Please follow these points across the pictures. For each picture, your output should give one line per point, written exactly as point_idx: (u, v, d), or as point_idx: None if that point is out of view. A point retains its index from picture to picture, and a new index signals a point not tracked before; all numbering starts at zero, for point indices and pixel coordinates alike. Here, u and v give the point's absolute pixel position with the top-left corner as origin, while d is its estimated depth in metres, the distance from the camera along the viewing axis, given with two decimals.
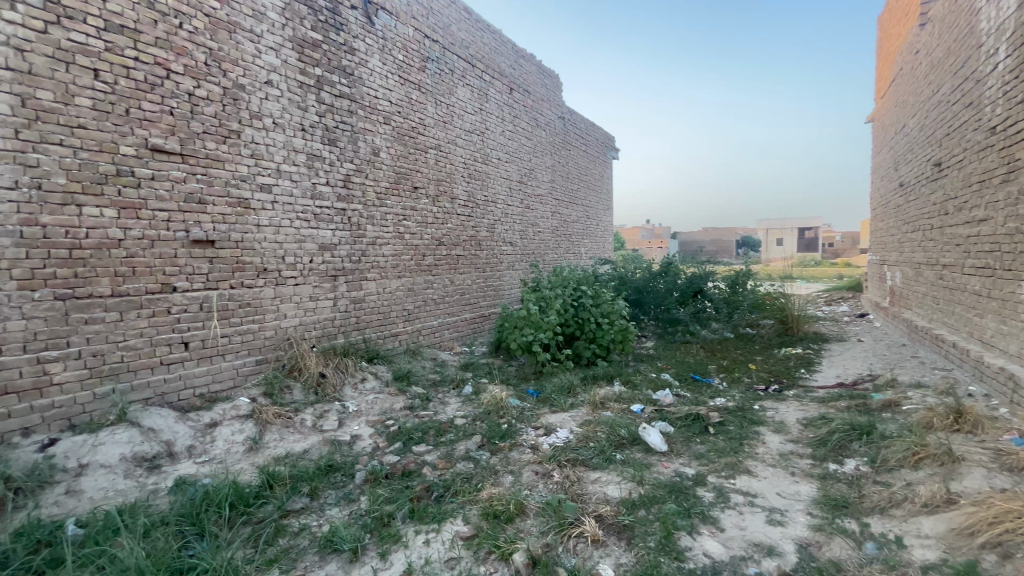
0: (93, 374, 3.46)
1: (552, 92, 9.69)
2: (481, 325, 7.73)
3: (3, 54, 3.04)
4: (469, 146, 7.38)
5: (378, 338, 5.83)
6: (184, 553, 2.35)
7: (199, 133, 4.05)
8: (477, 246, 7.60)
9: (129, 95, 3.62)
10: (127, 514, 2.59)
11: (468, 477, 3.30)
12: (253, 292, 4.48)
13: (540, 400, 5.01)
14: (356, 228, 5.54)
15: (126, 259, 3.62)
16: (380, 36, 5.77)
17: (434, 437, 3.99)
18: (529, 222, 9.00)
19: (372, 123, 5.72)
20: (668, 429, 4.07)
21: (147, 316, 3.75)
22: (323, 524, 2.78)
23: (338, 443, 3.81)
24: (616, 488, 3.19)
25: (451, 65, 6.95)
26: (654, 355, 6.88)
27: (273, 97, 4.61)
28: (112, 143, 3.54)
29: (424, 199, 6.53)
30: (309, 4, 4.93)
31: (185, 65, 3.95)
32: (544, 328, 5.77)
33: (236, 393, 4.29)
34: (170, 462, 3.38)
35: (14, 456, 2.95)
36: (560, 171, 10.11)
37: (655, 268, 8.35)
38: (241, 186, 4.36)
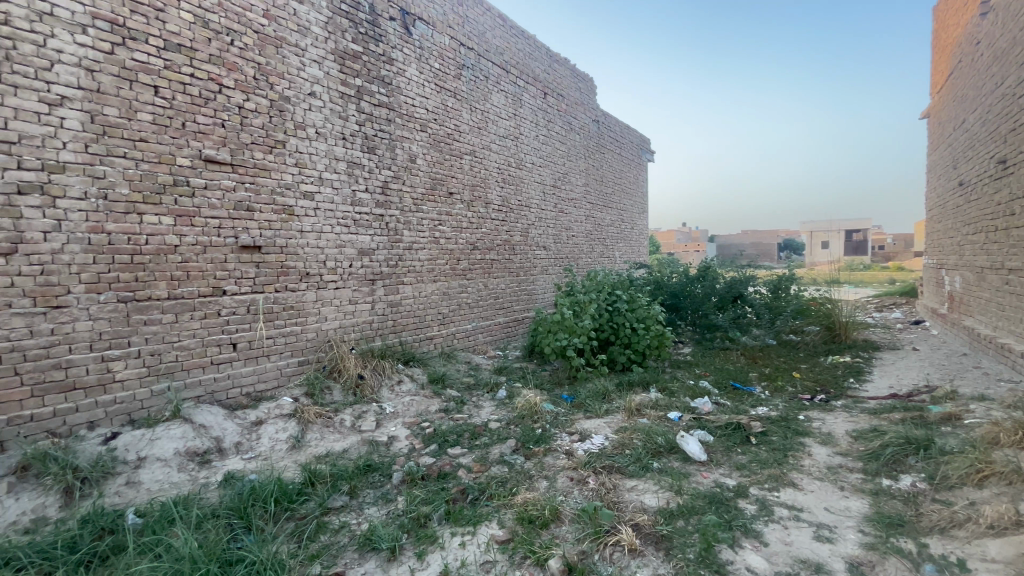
0: (151, 372, 3.67)
1: (586, 95, 9.65)
2: (514, 329, 7.75)
3: (75, 75, 3.29)
4: (503, 152, 7.44)
5: (413, 341, 5.94)
6: (233, 545, 2.45)
7: (248, 144, 4.25)
8: (511, 251, 7.63)
9: (185, 109, 3.84)
10: (181, 505, 2.73)
11: (502, 481, 3.31)
12: (296, 295, 4.65)
13: (574, 405, 4.97)
14: (394, 233, 5.67)
15: (181, 264, 3.83)
16: (417, 45, 5.91)
17: (469, 440, 4.03)
18: (562, 226, 8.98)
19: (408, 131, 5.85)
20: (707, 437, 3.96)
21: (200, 318, 3.95)
22: (362, 523, 2.84)
23: (376, 443, 3.90)
24: (654, 497, 3.12)
25: (485, 71, 7.04)
26: (692, 361, 6.70)
27: (316, 107, 4.79)
28: (170, 155, 3.76)
29: (459, 204, 6.62)
30: (350, 17, 5.10)
31: (235, 80, 4.16)
32: (578, 333, 5.72)
33: (280, 393, 4.46)
34: (219, 457, 3.55)
35: (80, 447, 3.16)
36: (595, 175, 10.05)
37: (692, 273, 8.16)
38: (286, 193, 4.54)
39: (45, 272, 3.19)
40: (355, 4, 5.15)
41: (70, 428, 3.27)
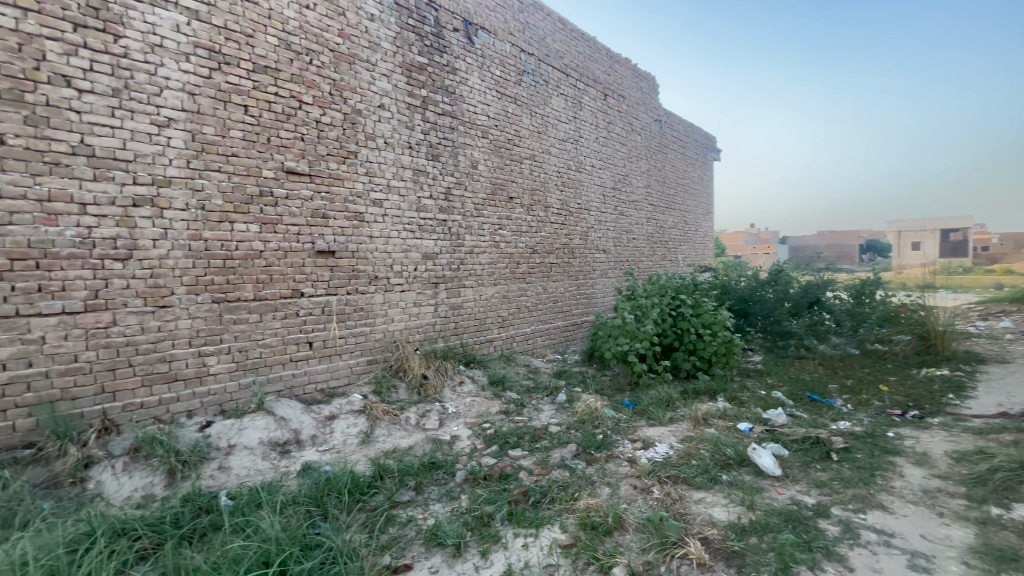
0: (239, 367, 4.01)
1: (648, 95, 9.43)
2: (574, 333, 7.70)
3: (180, 98, 3.67)
4: (563, 155, 7.43)
5: (474, 343, 6.05)
6: (313, 530, 2.62)
7: (324, 155, 4.54)
8: (570, 254, 7.60)
9: (270, 126, 4.17)
10: (267, 491, 2.95)
11: (564, 485, 3.30)
12: (366, 298, 4.89)
13: (637, 412, 4.86)
14: (456, 238, 5.83)
15: (265, 268, 4.15)
16: (479, 54, 6.05)
17: (530, 442, 4.05)
18: (623, 229, 8.81)
19: (471, 138, 6.01)
20: (782, 451, 3.73)
21: (281, 318, 4.26)
22: (428, 518, 2.94)
23: (440, 442, 4.02)
24: (724, 511, 2.99)
25: (546, 76, 7.08)
26: (764, 371, 6.33)
27: (385, 119, 5.04)
28: (257, 168, 4.09)
29: (519, 209, 6.69)
30: (417, 31, 5.32)
31: (314, 96, 4.46)
32: (640, 338, 5.58)
33: (350, 389, 4.71)
34: (297, 448, 3.82)
35: (181, 433, 3.51)
36: (657, 176, 9.79)
37: (762, 276, 7.75)
38: (357, 201, 4.80)
39: (154, 275, 3.57)
40: (422, 18, 5.37)
41: (172, 415, 3.64)
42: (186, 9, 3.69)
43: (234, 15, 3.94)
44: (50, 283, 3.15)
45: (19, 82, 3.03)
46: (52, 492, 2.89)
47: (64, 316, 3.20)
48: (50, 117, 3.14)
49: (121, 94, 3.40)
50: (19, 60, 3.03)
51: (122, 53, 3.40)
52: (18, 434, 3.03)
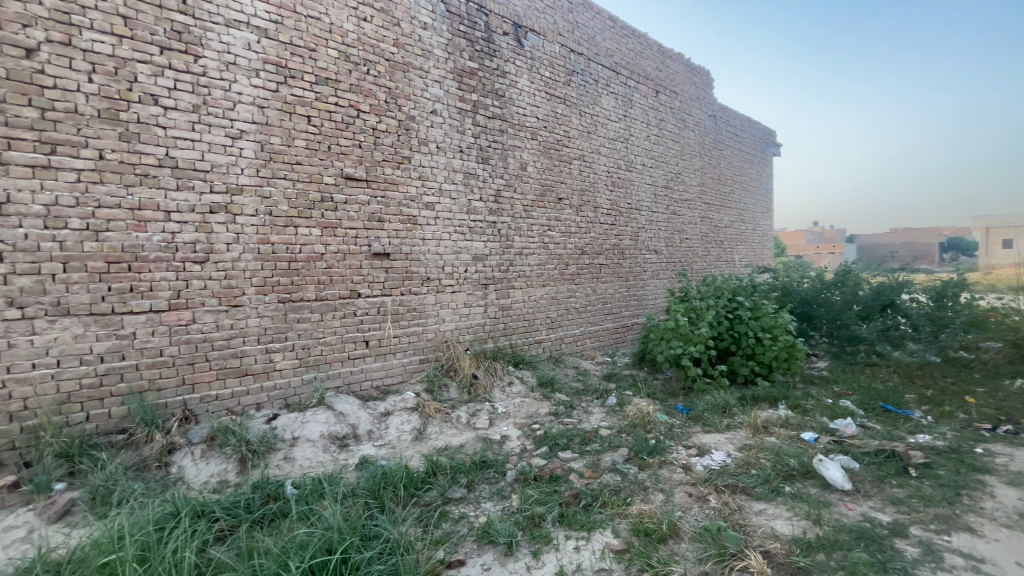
0: (302, 363, 4.23)
1: (702, 90, 9.12)
2: (624, 336, 7.56)
3: (251, 112, 3.93)
4: (612, 154, 7.32)
5: (524, 344, 6.08)
6: (371, 521, 2.72)
7: (380, 161, 4.72)
8: (620, 255, 7.47)
9: (331, 134, 4.38)
10: (328, 482, 3.10)
11: (616, 490, 3.25)
12: (418, 298, 5.03)
13: (691, 417, 4.71)
14: (505, 240, 5.88)
15: (326, 269, 4.36)
16: (528, 56, 6.08)
17: (580, 445, 4.02)
18: (675, 229, 8.56)
19: (520, 140, 6.05)
20: (852, 464, 3.50)
21: (340, 317, 4.46)
22: (480, 516, 2.99)
23: (490, 441, 4.08)
24: (787, 525, 2.84)
25: (596, 75, 7.01)
26: (830, 378, 5.96)
27: (437, 124, 5.17)
28: (318, 175, 4.31)
29: (568, 210, 6.66)
30: (468, 37, 5.42)
31: (370, 105, 4.64)
32: (694, 341, 5.39)
33: (404, 387, 4.86)
34: (355, 442, 3.99)
35: (251, 425, 3.76)
36: (711, 174, 9.44)
37: (828, 277, 7.30)
38: (411, 205, 4.96)
39: (228, 276, 3.84)
40: (473, 24, 5.47)
41: (242, 407, 3.90)
42: (257, 28, 3.95)
43: (299, 31, 4.17)
44: (140, 284, 3.46)
45: (115, 102, 3.35)
46: (142, 474, 3.17)
47: (151, 314, 3.51)
48: (141, 133, 3.45)
49: (200, 109, 3.68)
50: (115, 82, 3.35)
51: (201, 72, 3.69)
52: (113, 421, 3.35)
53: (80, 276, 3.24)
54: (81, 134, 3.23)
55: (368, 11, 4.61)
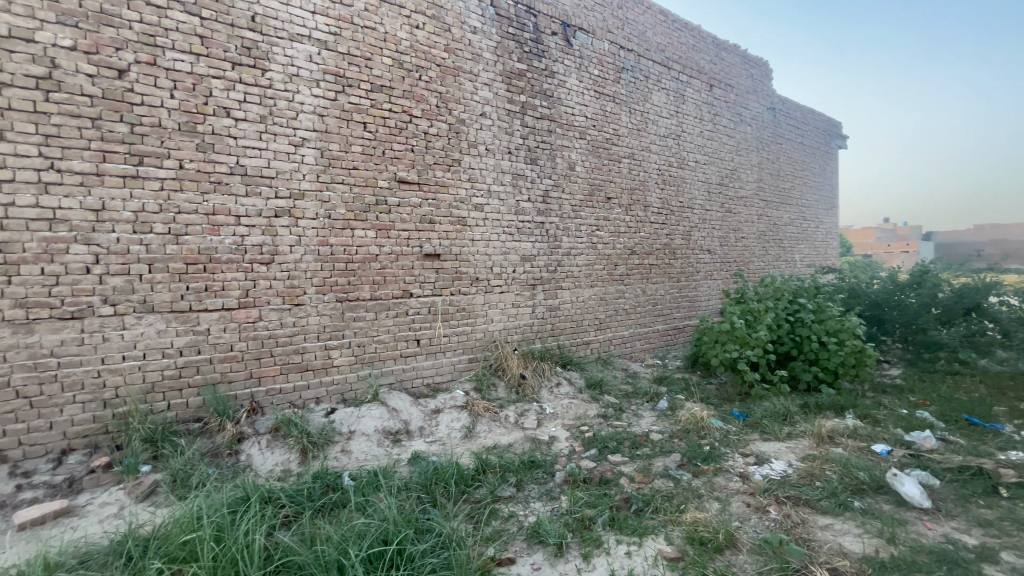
0: (358, 360, 4.41)
1: (760, 82, 8.72)
2: (675, 338, 7.34)
3: (312, 120, 4.14)
4: (663, 152, 7.13)
5: (571, 345, 6.03)
6: (424, 515, 2.80)
7: (431, 164, 4.83)
8: (671, 255, 7.26)
9: (385, 139, 4.54)
10: (383, 475, 3.21)
11: (669, 496, 3.17)
12: (468, 298, 5.12)
13: (748, 424, 4.51)
14: (554, 240, 5.87)
15: (380, 270, 4.53)
16: (577, 55, 6.04)
17: (630, 449, 3.95)
18: (730, 227, 8.22)
19: (569, 139, 6.01)
20: (932, 480, 3.23)
21: (393, 316, 4.61)
22: (529, 515, 3.00)
23: (538, 442, 4.08)
24: (857, 542, 2.67)
25: (646, 71, 6.86)
26: (904, 387, 5.53)
27: (486, 126, 5.23)
28: (373, 179, 4.47)
29: (617, 209, 6.55)
30: (516, 39, 5.46)
31: (422, 110, 4.77)
32: (752, 344, 5.14)
33: (453, 385, 4.96)
34: (407, 438, 4.12)
35: (311, 418, 3.96)
36: (770, 170, 8.99)
37: (901, 277, 6.76)
38: (460, 207, 5.05)
39: (290, 277, 4.06)
40: (521, 26, 5.50)
41: (303, 401, 4.12)
42: (318, 40, 4.15)
43: (356, 41, 4.35)
44: (213, 284, 3.72)
45: (193, 116, 3.63)
46: (215, 460, 3.42)
47: (223, 312, 3.77)
48: (215, 143, 3.71)
49: (266, 119, 3.92)
50: (193, 97, 3.63)
51: (267, 85, 3.92)
52: (190, 410, 3.63)
53: (163, 276, 3.53)
54: (164, 146, 3.53)
55: (420, 18, 4.74)
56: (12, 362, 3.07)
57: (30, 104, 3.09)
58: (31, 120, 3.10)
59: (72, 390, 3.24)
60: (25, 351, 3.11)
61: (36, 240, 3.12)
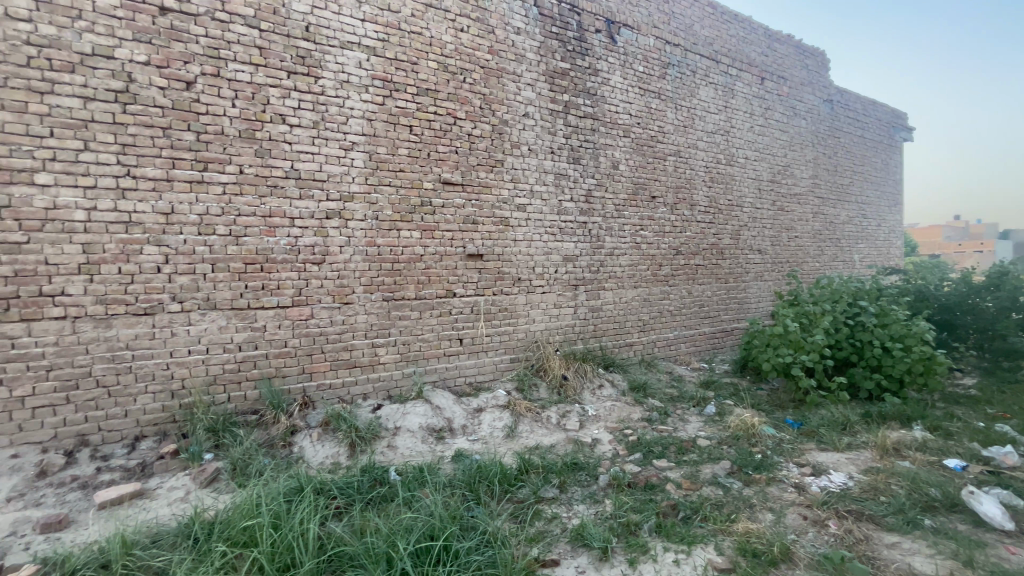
0: (403, 358, 4.51)
1: (816, 73, 8.28)
2: (722, 341, 7.09)
3: (361, 125, 4.27)
4: (711, 149, 6.91)
5: (614, 346, 5.94)
6: (468, 512, 2.83)
7: (475, 166, 4.89)
8: (719, 255, 7.02)
9: (430, 142, 4.63)
10: (428, 471, 3.27)
11: (718, 504, 3.06)
12: (510, 298, 5.13)
13: (803, 433, 4.29)
14: (596, 240, 5.79)
15: (425, 270, 4.62)
16: (621, 52, 5.94)
17: (676, 454, 3.85)
18: (782, 226, 7.86)
19: (613, 138, 5.92)
20: (1015, 500, 2.97)
21: (437, 315, 4.69)
22: (572, 518, 2.98)
23: (581, 444, 4.05)
24: (928, 563, 2.49)
25: (693, 66, 6.66)
26: (979, 397, 5.11)
27: (529, 126, 5.24)
28: (419, 181, 4.57)
29: (662, 208, 6.40)
30: (560, 37, 5.43)
31: (466, 111, 4.83)
32: (807, 349, 4.88)
33: (495, 384, 4.99)
34: (450, 435, 4.18)
35: (359, 413, 4.09)
36: (827, 165, 8.53)
37: (976, 279, 6.25)
38: (503, 207, 5.08)
39: (340, 276, 4.20)
40: (565, 24, 5.47)
41: (351, 396, 4.25)
42: (367, 47, 4.28)
43: (403, 47, 4.45)
44: (270, 282, 3.91)
45: (252, 123, 3.82)
46: (271, 451, 3.59)
47: (278, 310, 3.95)
48: (272, 149, 3.90)
49: (319, 125, 4.08)
50: (252, 106, 3.82)
51: (320, 92, 4.07)
52: (248, 402, 3.83)
53: (225, 275, 3.74)
54: (226, 152, 3.73)
55: (465, 22, 4.80)
56: (93, 354, 3.33)
57: (110, 116, 3.35)
58: (111, 131, 3.36)
59: (144, 380, 3.49)
60: (105, 344, 3.37)
61: (114, 241, 3.38)
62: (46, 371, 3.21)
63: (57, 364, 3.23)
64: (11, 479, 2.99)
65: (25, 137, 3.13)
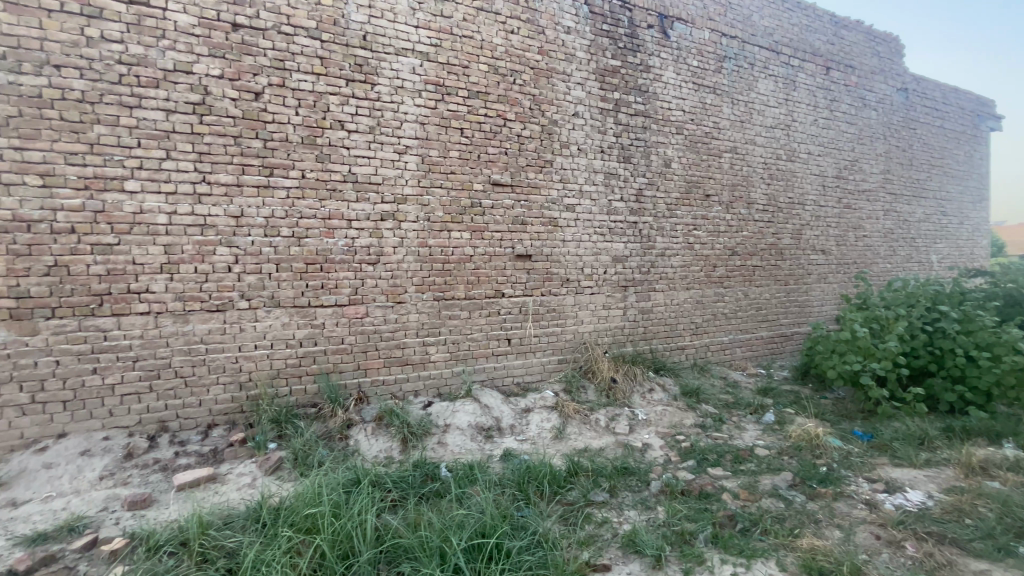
0: (453, 357, 4.59)
1: (888, 60, 7.71)
2: (781, 346, 6.74)
3: (415, 129, 4.39)
4: (770, 144, 6.59)
5: (664, 349, 5.78)
6: (519, 512, 2.84)
7: (524, 166, 4.90)
8: (778, 255, 6.68)
9: (480, 144, 4.69)
10: (478, 469, 3.31)
11: (780, 518, 2.91)
12: (558, 299, 5.11)
13: (874, 446, 4.00)
14: (647, 240, 5.66)
15: (474, 270, 4.68)
16: (675, 47, 5.77)
17: (733, 463, 3.70)
18: (849, 225, 7.37)
19: (665, 135, 5.77)
20: None
21: (485, 315, 4.74)
22: (623, 523, 2.93)
23: (631, 448, 3.97)
24: None
25: (751, 58, 6.38)
26: None
27: (578, 126, 5.19)
28: (469, 183, 4.64)
29: (717, 207, 6.17)
30: (611, 35, 5.35)
31: (516, 113, 4.85)
32: (878, 356, 4.55)
33: (542, 385, 4.98)
34: (498, 434, 4.22)
35: (410, 409, 4.20)
36: (900, 159, 7.93)
37: None
38: (552, 207, 5.06)
39: (393, 276, 4.33)
40: (616, 21, 5.38)
41: (403, 393, 4.38)
42: (421, 53, 4.39)
43: (454, 51, 4.53)
44: (328, 282, 4.08)
45: (314, 130, 4.01)
46: (329, 443, 3.75)
47: (336, 308, 4.12)
48: (331, 154, 4.07)
49: (375, 130, 4.22)
50: (314, 113, 4.01)
51: (376, 98, 4.22)
52: (308, 396, 4.02)
53: (289, 275, 3.94)
54: (290, 158, 3.94)
55: (515, 23, 4.82)
56: (173, 347, 3.61)
57: (189, 127, 3.62)
58: (189, 141, 3.62)
59: (216, 372, 3.74)
60: (183, 338, 3.64)
61: (191, 243, 3.64)
62: (133, 361, 3.51)
63: (142, 356, 3.53)
64: (103, 459, 3.30)
65: (117, 148, 3.43)
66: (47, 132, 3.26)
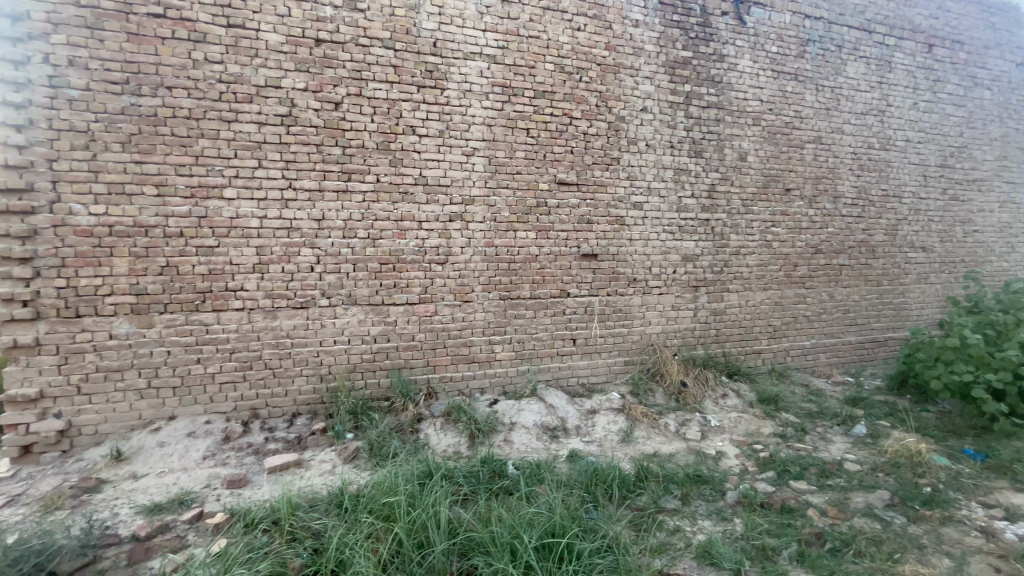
0: (518, 355, 4.62)
1: (1006, 32, 6.81)
2: (872, 353, 6.18)
3: (482, 131, 4.46)
4: (860, 132, 6.05)
5: (738, 353, 5.49)
6: (587, 514, 2.81)
7: (590, 165, 4.84)
8: (870, 253, 6.12)
9: (546, 143, 4.69)
10: (544, 468, 3.32)
11: (876, 540, 2.67)
12: (624, 299, 5.00)
13: (989, 467, 3.57)
14: (720, 238, 5.40)
15: (540, 270, 4.69)
16: (751, 34, 5.46)
17: (819, 476, 3.44)
18: (955, 219, 6.61)
19: (740, 127, 5.46)
20: None
21: (551, 315, 4.74)
22: (698, 533, 2.81)
23: (704, 456, 3.81)
24: None
25: (839, 40, 5.89)
26: None
27: (647, 121, 5.05)
28: (535, 183, 4.66)
29: (798, 202, 5.76)
30: (682, 25, 5.15)
31: (582, 111, 4.80)
32: (994, 367, 4.03)
33: (608, 387, 4.90)
34: (564, 435, 4.21)
35: (477, 406, 4.29)
36: (1020, 143, 6.98)
37: None
38: (619, 206, 4.96)
39: (461, 276, 4.44)
40: (687, 10, 5.16)
41: (470, 390, 4.48)
42: (488, 56, 4.46)
43: (521, 52, 4.56)
44: (400, 281, 4.26)
45: (388, 136, 4.20)
46: (402, 436, 3.91)
47: (407, 306, 4.29)
48: (403, 159, 4.24)
49: (444, 134, 4.35)
50: (388, 120, 4.19)
51: (445, 102, 4.34)
52: (382, 390, 4.22)
53: (365, 275, 4.16)
54: (366, 164, 4.15)
55: (582, 20, 4.77)
56: (263, 340, 3.92)
57: (278, 137, 3.91)
58: (278, 150, 3.92)
59: (300, 365, 4.02)
60: (272, 333, 3.94)
61: (279, 245, 3.94)
62: (230, 352, 3.85)
63: (238, 348, 3.86)
64: (205, 441, 3.65)
65: (217, 159, 3.78)
66: (161, 147, 3.66)
